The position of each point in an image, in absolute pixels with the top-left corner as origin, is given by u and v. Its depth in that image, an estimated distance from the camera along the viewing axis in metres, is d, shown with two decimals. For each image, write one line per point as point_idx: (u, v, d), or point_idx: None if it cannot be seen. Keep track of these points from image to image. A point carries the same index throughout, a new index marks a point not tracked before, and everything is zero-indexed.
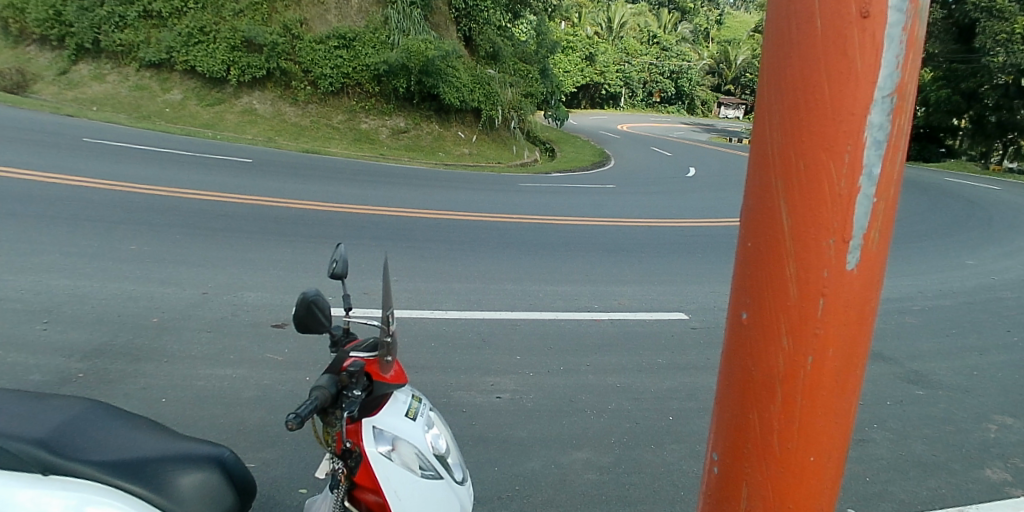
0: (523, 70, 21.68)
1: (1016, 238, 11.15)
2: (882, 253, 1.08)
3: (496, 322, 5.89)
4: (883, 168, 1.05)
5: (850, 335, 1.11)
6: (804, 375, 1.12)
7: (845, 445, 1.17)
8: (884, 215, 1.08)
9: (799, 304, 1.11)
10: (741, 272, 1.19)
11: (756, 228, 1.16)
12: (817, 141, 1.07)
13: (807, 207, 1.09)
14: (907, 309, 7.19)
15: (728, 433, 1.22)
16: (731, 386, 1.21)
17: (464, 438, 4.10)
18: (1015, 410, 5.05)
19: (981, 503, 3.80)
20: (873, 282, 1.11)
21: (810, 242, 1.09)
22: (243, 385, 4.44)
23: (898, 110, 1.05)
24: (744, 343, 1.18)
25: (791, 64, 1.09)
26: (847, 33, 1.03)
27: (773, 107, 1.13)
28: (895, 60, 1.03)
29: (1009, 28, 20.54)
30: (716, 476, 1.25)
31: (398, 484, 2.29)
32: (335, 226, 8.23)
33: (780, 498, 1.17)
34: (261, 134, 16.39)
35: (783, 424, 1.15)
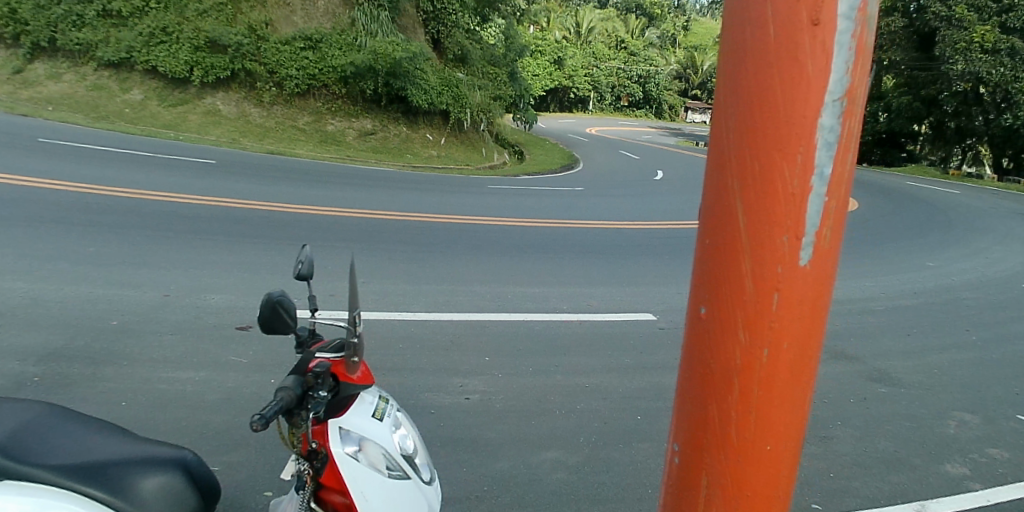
0: (491, 74, 21.77)
1: (972, 240, 11.53)
2: (834, 250, 1.08)
3: (465, 323, 5.90)
4: (834, 169, 1.04)
5: (804, 329, 1.10)
6: (761, 366, 1.11)
7: (800, 435, 1.17)
8: (836, 214, 1.07)
9: (755, 300, 1.09)
10: (699, 269, 1.16)
11: (712, 225, 1.14)
12: (772, 141, 1.04)
13: (763, 204, 1.07)
14: (868, 308, 7.39)
15: (687, 426, 1.21)
16: (691, 379, 1.19)
17: (433, 440, 4.11)
18: (973, 407, 5.23)
19: (940, 500, 3.94)
20: (826, 280, 1.10)
21: (764, 240, 1.07)
22: (207, 388, 4.38)
23: (848, 113, 1.03)
24: (701, 337, 1.16)
25: (743, 67, 1.07)
26: (797, 38, 1.01)
27: (730, 108, 1.10)
28: (845, 66, 1.01)
29: (969, 38, 21.44)
30: (677, 467, 1.24)
31: (365, 485, 2.29)
32: (302, 228, 8.17)
33: (739, 489, 1.16)
34: (225, 135, 16.10)
35: (740, 414, 1.13)
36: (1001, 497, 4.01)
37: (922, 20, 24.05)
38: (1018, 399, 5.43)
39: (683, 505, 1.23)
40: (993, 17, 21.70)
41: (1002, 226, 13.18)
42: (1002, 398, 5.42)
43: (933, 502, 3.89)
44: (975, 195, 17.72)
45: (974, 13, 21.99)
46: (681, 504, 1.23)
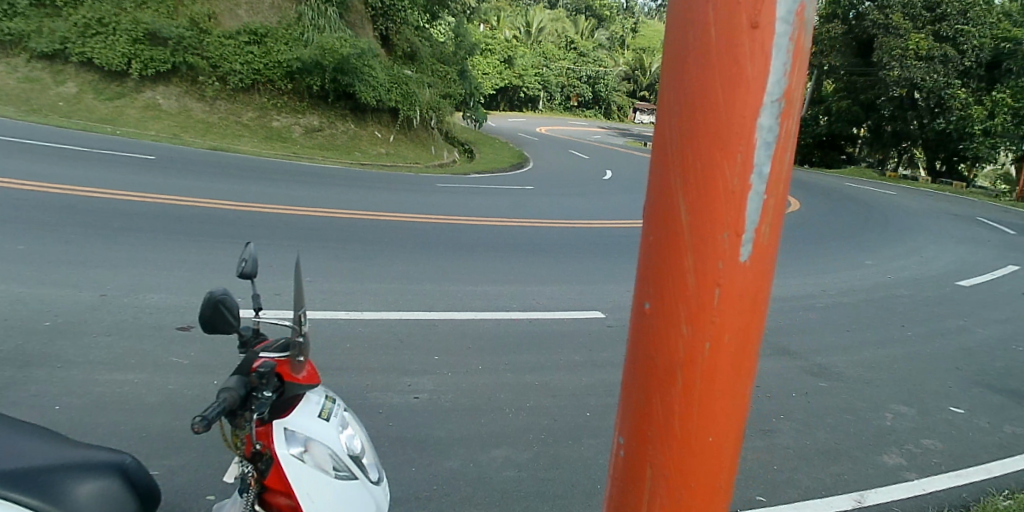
0: (441, 72, 21.63)
1: (904, 239, 12.04)
2: (773, 247, 1.11)
3: (413, 322, 5.86)
4: (772, 169, 1.07)
5: (744, 324, 1.13)
6: (703, 360, 1.13)
7: (742, 426, 1.20)
8: (773, 212, 1.10)
9: (697, 294, 1.12)
10: (644, 265, 1.18)
11: (655, 222, 1.16)
12: (713, 141, 1.07)
13: (704, 203, 1.09)
14: (808, 305, 7.64)
15: (632, 419, 1.22)
16: (636, 373, 1.21)
17: (382, 440, 4.07)
18: (908, 399, 5.46)
19: (876, 490, 4.10)
20: (764, 276, 1.13)
21: (707, 236, 1.10)
22: (145, 390, 4.23)
23: (786, 114, 1.06)
24: (647, 332, 1.18)
25: (686, 68, 1.09)
26: (738, 39, 1.04)
27: (673, 108, 1.12)
28: (783, 68, 1.05)
29: (904, 45, 22.80)
30: (622, 461, 1.26)
31: (310, 486, 2.25)
32: (245, 225, 7.97)
33: (682, 480, 1.19)
34: (166, 130, 15.54)
35: (683, 407, 1.16)
36: (934, 486, 4.20)
37: (861, 27, 25.21)
38: (948, 391, 5.69)
39: (629, 496, 1.24)
40: (925, 25, 23.18)
41: (932, 225, 13.79)
42: (934, 390, 5.68)
43: (870, 493, 4.05)
44: (908, 196, 18.50)
45: (909, 22, 23.32)
46: (626, 496, 1.25)
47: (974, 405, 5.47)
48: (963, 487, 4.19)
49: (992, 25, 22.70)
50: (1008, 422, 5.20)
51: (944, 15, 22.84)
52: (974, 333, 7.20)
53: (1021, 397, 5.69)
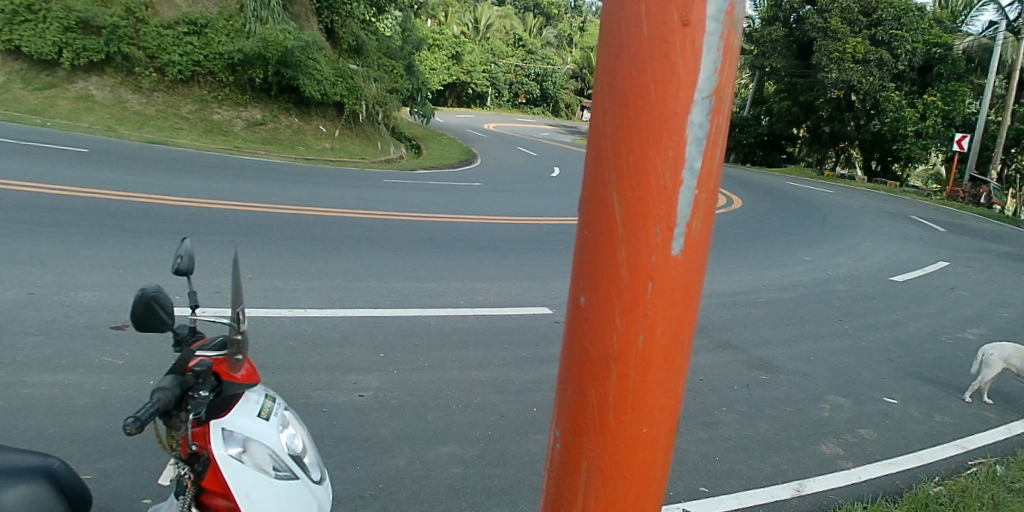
0: (388, 66, 21.39)
1: (839, 236, 12.50)
2: (704, 241, 1.14)
3: (358, 320, 5.79)
4: (702, 164, 1.10)
5: (676, 317, 1.16)
6: (637, 353, 1.15)
7: (675, 418, 1.22)
8: (705, 206, 1.13)
9: (630, 288, 1.13)
10: (580, 258, 1.19)
11: (590, 216, 1.17)
12: (646, 136, 1.09)
13: (637, 197, 1.11)
14: (749, 300, 7.85)
15: (567, 412, 1.24)
16: (571, 367, 1.22)
17: (325, 439, 4.00)
18: (844, 391, 5.67)
19: (814, 479, 4.24)
20: (696, 269, 1.16)
21: (639, 230, 1.12)
22: (76, 392, 4.06)
23: (716, 111, 1.09)
24: (582, 325, 1.19)
25: (620, 64, 1.11)
26: (669, 36, 1.06)
27: (607, 103, 1.14)
28: (713, 65, 1.07)
29: (841, 48, 23.73)
30: (558, 453, 1.27)
31: (249, 488, 2.19)
32: (183, 222, 7.72)
33: (618, 471, 1.21)
34: (100, 122, 14.87)
35: (617, 399, 1.18)
36: (868, 474, 4.37)
37: (802, 31, 26.14)
38: (881, 382, 5.94)
39: (565, 488, 1.26)
40: (862, 30, 24.24)
41: (866, 223, 14.35)
42: (868, 382, 5.91)
43: (808, 482, 4.19)
44: (844, 195, 19.20)
45: (847, 27, 24.30)
46: (563, 488, 1.26)
47: (905, 395, 5.72)
48: (895, 475, 4.38)
49: (924, 31, 23.94)
50: (936, 411, 5.46)
51: (879, 21, 24.00)
52: (905, 326, 7.53)
53: (949, 387, 5.98)
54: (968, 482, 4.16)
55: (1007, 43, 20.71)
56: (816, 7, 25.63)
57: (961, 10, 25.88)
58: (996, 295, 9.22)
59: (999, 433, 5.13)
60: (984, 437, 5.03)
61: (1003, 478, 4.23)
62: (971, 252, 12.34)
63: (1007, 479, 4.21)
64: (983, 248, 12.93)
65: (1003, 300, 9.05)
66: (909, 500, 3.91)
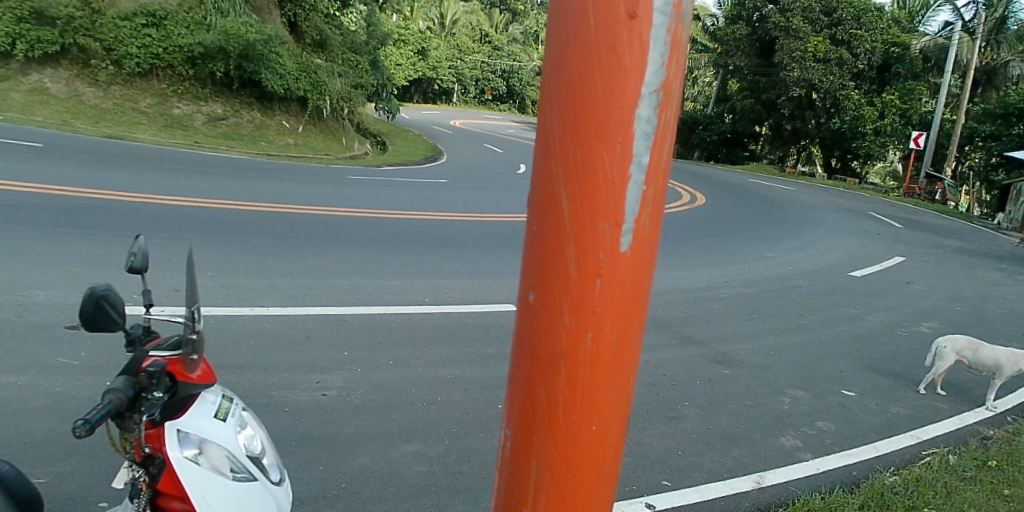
0: (353, 61, 21.15)
1: (799, 232, 12.76)
2: (652, 236, 1.15)
3: (321, 318, 5.72)
4: (650, 159, 1.11)
5: (625, 313, 1.17)
6: (586, 348, 1.16)
7: (624, 415, 1.23)
8: (654, 201, 1.14)
9: (579, 284, 1.14)
10: (529, 255, 1.20)
11: (539, 212, 1.17)
12: (594, 131, 1.09)
13: (586, 193, 1.12)
14: (712, 296, 7.97)
15: (517, 410, 1.24)
16: (521, 366, 1.23)
17: (286, 439, 3.95)
18: (804, 384, 5.79)
19: (774, 471, 4.33)
20: (644, 264, 1.16)
21: (587, 226, 1.12)
22: (29, 393, 3.95)
23: (664, 105, 1.10)
24: (530, 322, 1.20)
25: (567, 59, 1.11)
26: (617, 29, 1.06)
27: (556, 98, 1.14)
28: (660, 60, 1.08)
29: (802, 48, 24.18)
30: (508, 452, 1.27)
31: (206, 490, 2.15)
32: (140, 219, 7.53)
33: (566, 470, 1.21)
34: (54, 116, 14.35)
35: (566, 397, 1.18)
36: (828, 466, 4.48)
37: (764, 29, 26.49)
38: (840, 375, 6.08)
39: (515, 489, 1.26)
40: (823, 29, 24.69)
41: (826, 219, 14.66)
42: (828, 375, 6.05)
43: (769, 475, 4.28)
44: (805, 192, 19.59)
45: (808, 26, 24.72)
46: (513, 488, 1.27)
47: (863, 388, 5.87)
48: (853, 466, 4.49)
49: (883, 31, 24.52)
50: (893, 403, 5.61)
51: (840, 21, 24.52)
52: (863, 321, 7.72)
53: (904, 379, 6.14)
54: (922, 471, 4.29)
55: (962, 43, 21.33)
56: (778, 6, 26.05)
57: (919, 11, 26.57)
58: (949, 290, 9.50)
59: (952, 424, 5.30)
60: (938, 428, 5.19)
61: (955, 467, 4.37)
62: (926, 247, 12.69)
63: (959, 468, 4.35)
64: (938, 243, 13.32)
65: (956, 294, 9.34)
66: (866, 489, 4.01)
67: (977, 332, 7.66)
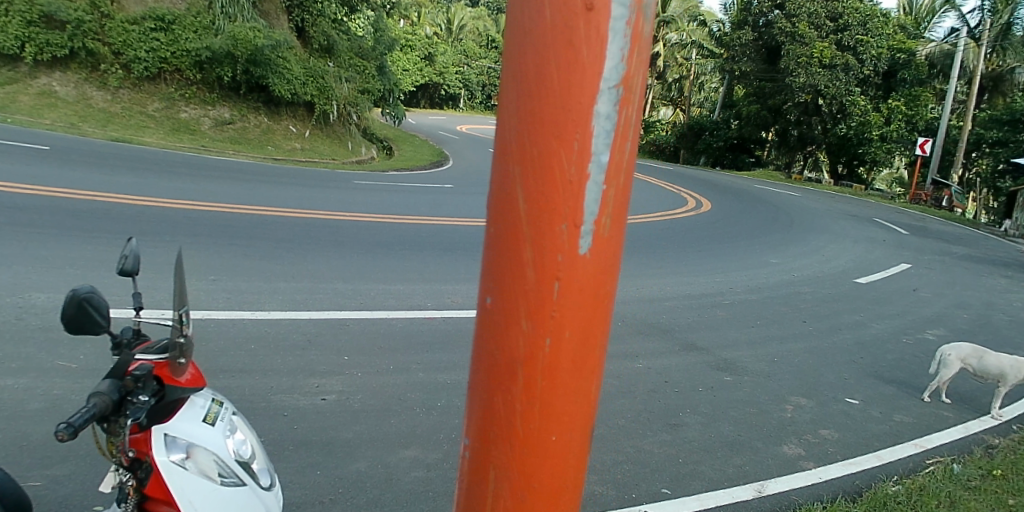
0: (359, 66, 21.24)
1: (805, 238, 12.70)
2: (614, 238, 1.12)
3: (324, 322, 5.72)
4: (610, 157, 1.08)
5: (583, 318, 1.14)
6: (544, 356, 1.13)
7: (585, 425, 1.20)
8: (615, 201, 1.11)
9: (537, 288, 1.11)
10: (487, 260, 1.17)
11: (498, 212, 1.15)
12: (550, 128, 1.07)
13: (540, 192, 1.09)
14: (717, 303, 7.93)
15: (477, 420, 1.21)
16: (480, 372, 1.20)
17: (284, 443, 3.94)
18: (808, 392, 5.74)
19: (777, 479, 4.29)
20: (608, 264, 1.14)
21: (544, 227, 1.10)
22: (27, 396, 3.94)
23: (624, 101, 1.08)
24: (489, 327, 1.17)
25: (522, 65, 1.09)
26: (575, 22, 1.04)
27: (511, 99, 1.12)
28: (620, 53, 1.05)
29: (809, 53, 23.87)
30: (467, 461, 1.24)
31: (193, 494, 2.14)
32: (147, 222, 7.58)
33: (526, 481, 1.18)
34: (62, 119, 14.41)
35: (525, 407, 1.16)
36: (829, 474, 4.42)
37: (770, 35, 26.22)
38: (846, 383, 6.02)
39: (474, 500, 1.23)
40: (829, 34, 24.42)
41: (833, 226, 14.57)
42: (832, 383, 6.00)
43: (771, 482, 4.24)
44: (813, 198, 19.48)
45: (815, 31, 24.52)
46: (472, 499, 1.24)
47: (867, 395, 5.80)
48: (856, 474, 4.44)
49: (888, 37, 24.35)
50: (898, 411, 5.55)
51: (846, 26, 24.21)
52: (869, 328, 7.64)
53: (909, 387, 6.08)
54: (926, 480, 4.23)
55: (968, 49, 21.19)
56: (784, 11, 25.76)
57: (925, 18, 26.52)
58: (956, 297, 9.40)
59: (956, 432, 5.23)
60: (941, 437, 5.12)
61: (959, 476, 4.31)
62: (933, 254, 12.59)
63: (963, 477, 4.29)
64: (944, 250, 13.22)
65: (962, 301, 9.25)
66: (868, 498, 3.97)
67: (983, 339, 7.57)
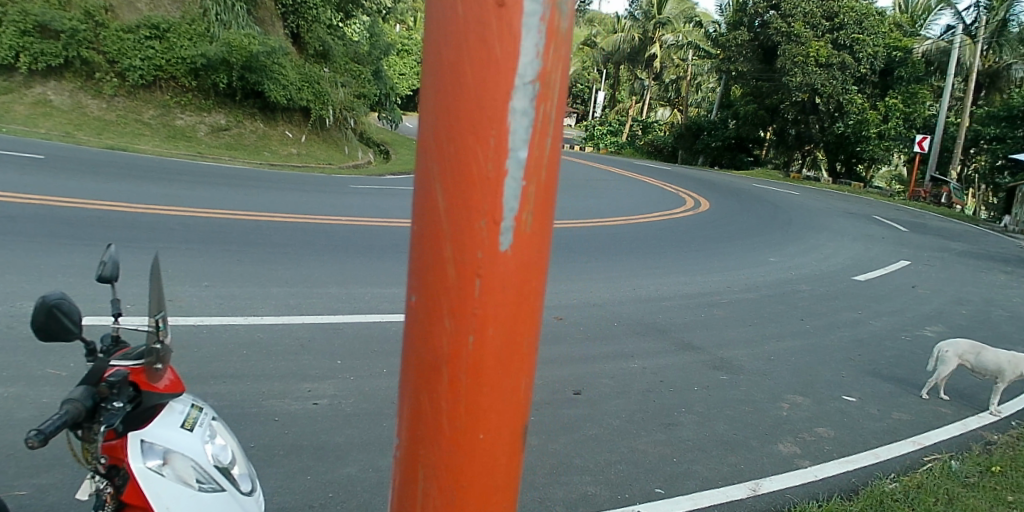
0: (355, 71, 21.29)
1: (803, 236, 12.67)
2: (537, 235, 1.11)
3: (317, 327, 5.72)
4: (529, 153, 1.07)
5: (508, 314, 1.12)
6: (467, 354, 1.12)
7: (516, 424, 1.18)
8: (536, 198, 1.10)
9: (458, 286, 1.10)
10: (413, 258, 1.16)
11: (420, 210, 1.14)
12: (466, 125, 1.06)
13: (458, 189, 1.09)
14: (714, 301, 7.92)
15: (406, 419, 1.20)
16: (409, 371, 1.19)
17: (275, 448, 3.93)
18: (804, 389, 5.72)
19: (772, 477, 4.27)
20: (532, 260, 1.13)
21: (464, 225, 1.09)
22: (17, 404, 3.94)
23: (542, 97, 1.07)
24: (415, 325, 1.16)
25: (440, 63, 1.09)
26: (486, 19, 1.03)
27: (430, 97, 1.11)
28: (536, 49, 1.04)
29: (805, 52, 24.02)
30: (398, 461, 1.23)
31: (170, 500, 2.11)
32: (141, 229, 7.58)
33: (455, 480, 1.16)
34: (57, 128, 14.45)
35: (451, 405, 1.14)
36: (825, 472, 4.40)
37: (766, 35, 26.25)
38: (843, 380, 6.00)
39: (405, 501, 1.22)
40: (824, 34, 24.46)
41: (832, 223, 14.55)
42: (829, 380, 5.98)
43: (767, 480, 4.22)
44: (811, 196, 19.45)
45: (810, 31, 24.62)
46: (403, 500, 1.22)
47: (864, 393, 5.78)
48: (852, 472, 4.42)
49: (884, 35, 24.34)
50: (895, 408, 5.53)
51: (842, 25, 24.35)
52: (866, 325, 7.62)
53: (907, 384, 6.06)
54: (924, 477, 4.21)
55: (964, 47, 21.14)
56: (779, 11, 25.82)
57: (921, 16, 26.49)
58: (955, 293, 9.37)
59: (954, 429, 5.21)
60: (939, 434, 5.10)
61: (957, 472, 4.29)
62: (932, 250, 12.56)
63: (961, 474, 4.27)
64: (943, 246, 13.19)
65: (961, 297, 9.22)
66: (864, 496, 3.95)
67: (982, 335, 7.54)
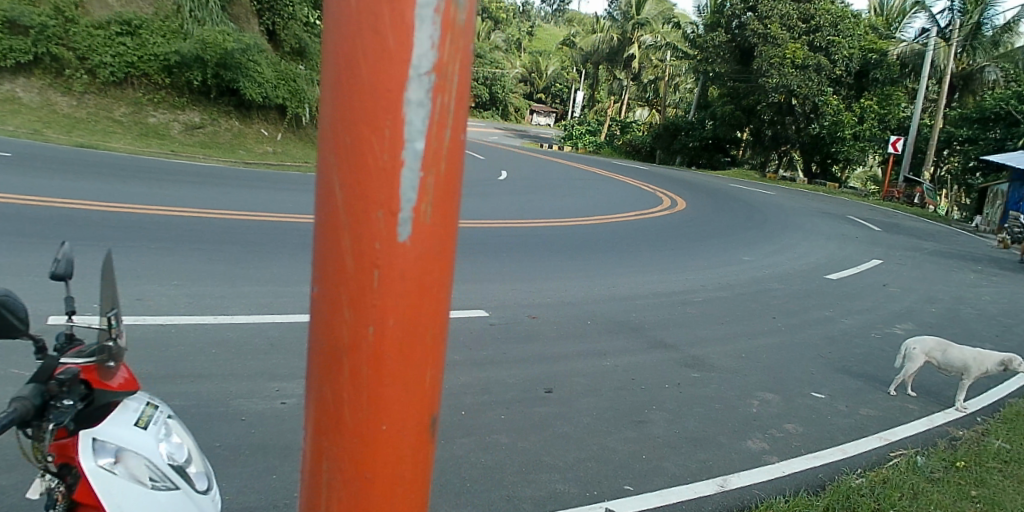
0: None
1: (778, 236, 12.81)
2: (436, 226, 1.12)
3: (289, 326, 5.68)
4: (425, 144, 1.08)
5: (408, 304, 1.13)
6: (367, 344, 1.13)
7: (420, 415, 1.19)
8: (436, 189, 1.12)
9: (357, 276, 1.12)
10: (316, 250, 1.17)
11: (321, 202, 1.15)
12: (361, 116, 1.08)
13: (356, 179, 1.10)
14: (688, 300, 7.98)
15: (313, 410, 1.21)
16: (314, 362, 1.20)
17: (241, 448, 3.91)
18: (775, 387, 5.79)
19: (740, 473, 4.31)
20: (434, 252, 1.14)
21: (362, 215, 1.10)
22: None
23: (439, 88, 1.08)
24: (319, 315, 1.17)
25: (338, 57, 1.10)
26: (380, 11, 1.04)
27: (329, 89, 1.13)
28: (430, 41, 1.06)
29: (780, 54, 24.30)
30: (307, 452, 1.24)
31: (121, 498, 2.10)
32: (111, 228, 7.49)
33: (358, 470, 1.17)
34: (25, 125, 14.22)
35: (353, 395, 1.15)
36: (792, 468, 4.46)
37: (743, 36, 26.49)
38: (813, 378, 6.07)
39: (312, 493, 1.23)
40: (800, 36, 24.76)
41: (807, 223, 14.70)
42: (799, 377, 6.05)
43: (735, 476, 4.27)
44: (787, 196, 19.66)
45: (786, 32, 24.89)
46: (311, 491, 1.23)
47: (833, 390, 5.86)
48: (819, 468, 4.48)
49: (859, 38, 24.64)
50: (863, 405, 5.61)
51: (817, 27, 24.61)
52: (838, 323, 7.72)
53: (876, 381, 6.15)
54: (889, 473, 4.28)
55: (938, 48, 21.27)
56: (756, 13, 26.08)
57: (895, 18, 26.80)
58: (926, 292, 9.52)
59: (921, 425, 5.30)
60: (906, 430, 5.18)
61: (922, 468, 4.36)
62: (904, 250, 12.74)
63: (926, 469, 4.34)
64: (916, 246, 13.39)
65: (932, 296, 9.36)
66: (830, 492, 4.00)
67: (950, 333, 7.67)
